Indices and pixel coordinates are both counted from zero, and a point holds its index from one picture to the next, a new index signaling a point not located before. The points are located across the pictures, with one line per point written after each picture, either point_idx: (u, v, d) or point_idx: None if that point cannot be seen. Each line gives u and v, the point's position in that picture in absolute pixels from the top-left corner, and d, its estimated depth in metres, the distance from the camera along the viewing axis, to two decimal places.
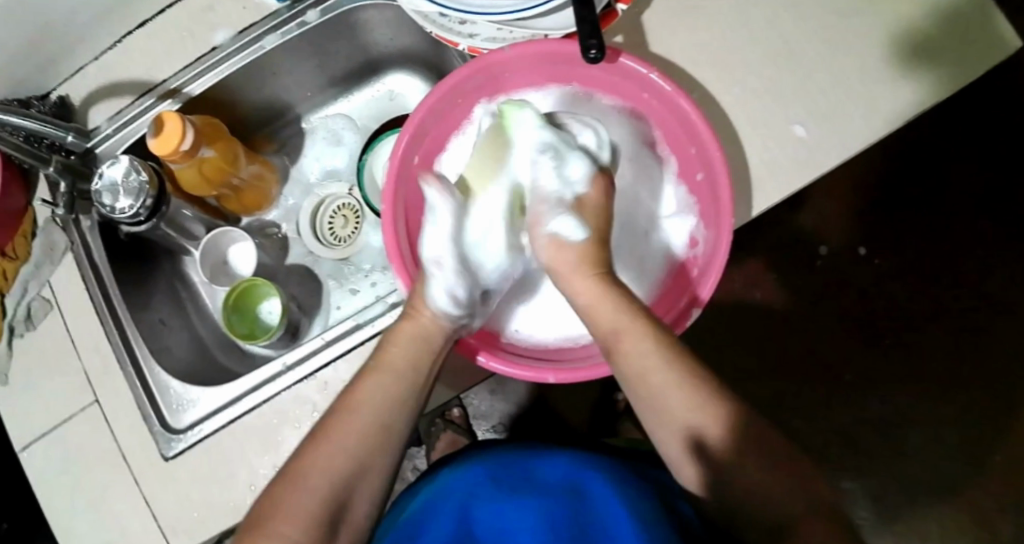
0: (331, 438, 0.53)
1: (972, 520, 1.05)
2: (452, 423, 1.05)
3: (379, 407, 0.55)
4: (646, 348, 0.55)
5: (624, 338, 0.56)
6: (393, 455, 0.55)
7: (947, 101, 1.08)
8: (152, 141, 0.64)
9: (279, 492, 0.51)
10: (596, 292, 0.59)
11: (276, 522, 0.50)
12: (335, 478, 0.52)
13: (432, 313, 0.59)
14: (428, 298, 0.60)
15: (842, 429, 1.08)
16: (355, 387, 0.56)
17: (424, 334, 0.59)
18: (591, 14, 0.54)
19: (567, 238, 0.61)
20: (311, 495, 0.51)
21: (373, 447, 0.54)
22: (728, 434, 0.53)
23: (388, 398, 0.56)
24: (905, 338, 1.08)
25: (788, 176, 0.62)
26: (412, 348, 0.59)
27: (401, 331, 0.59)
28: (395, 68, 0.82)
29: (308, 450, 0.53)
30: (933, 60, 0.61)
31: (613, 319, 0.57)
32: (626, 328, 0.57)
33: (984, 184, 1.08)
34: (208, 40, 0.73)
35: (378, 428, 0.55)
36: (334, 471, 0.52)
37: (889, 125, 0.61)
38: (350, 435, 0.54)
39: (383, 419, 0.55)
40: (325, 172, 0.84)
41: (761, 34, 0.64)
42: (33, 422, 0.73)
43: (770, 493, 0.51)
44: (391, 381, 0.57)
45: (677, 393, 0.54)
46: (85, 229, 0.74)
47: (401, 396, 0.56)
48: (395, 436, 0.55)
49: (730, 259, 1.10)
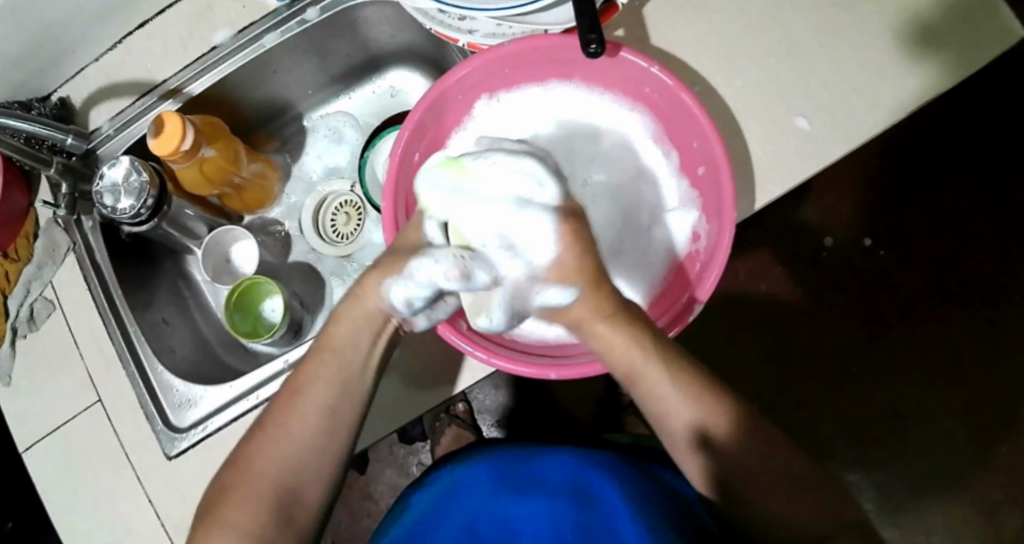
0: (276, 428, 0.56)
1: (978, 511, 1.04)
2: (456, 418, 1.07)
3: (317, 394, 0.57)
4: (663, 382, 0.55)
5: (643, 373, 0.55)
6: (338, 437, 0.57)
7: (953, 91, 1.07)
8: (152, 141, 0.64)
9: (230, 479, 0.55)
10: (607, 333, 0.56)
11: (227, 511, 0.54)
12: (278, 465, 0.55)
13: (386, 297, 0.58)
14: (387, 288, 0.58)
15: (847, 422, 1.08)
16: (299, 374, 0.58)
17: (366, 317, 0.59)
18: (591, 9, 0.54)
19: (558, 305, 0.57)
20: (255, 482, 0.54)
21: (316, 435, 0.56)
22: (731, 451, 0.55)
23: (330, 387, 0.57)
24: (911, 330, 1.08)
25: (791, 169, 0.62)
26: (350, 332, 0.59)
27: (345, 313, 0.59)
28: (395, 64, 0.81)
29: (255, 438, 0.56)
30: (937, 52, 0.60)
31: (630, 357, 0.55)
32: (643, 363, 0.55)
33: (990, 175, 1.07)
34: (207, 40, 0.73)
35: (319, 415, 0.56)
36: (276, 459, 0.55)
37: (893, 117, 0.61)
38: (293, 425, 0.56)
39: (326, 406, 0.56)
40: (327, 170, 0.84)
41: (763, 27, 0.63)
42: (36, 422, 0.73)
43: (783, 520, 0.53)
44: (329, 366, 0.57)
45: (692, 416, 0.55)
46: (87, 230, 0.74)
47: (343, 381, 0.57)
48: (340, 422, 0.57)
49: (734, 252, 1.10)
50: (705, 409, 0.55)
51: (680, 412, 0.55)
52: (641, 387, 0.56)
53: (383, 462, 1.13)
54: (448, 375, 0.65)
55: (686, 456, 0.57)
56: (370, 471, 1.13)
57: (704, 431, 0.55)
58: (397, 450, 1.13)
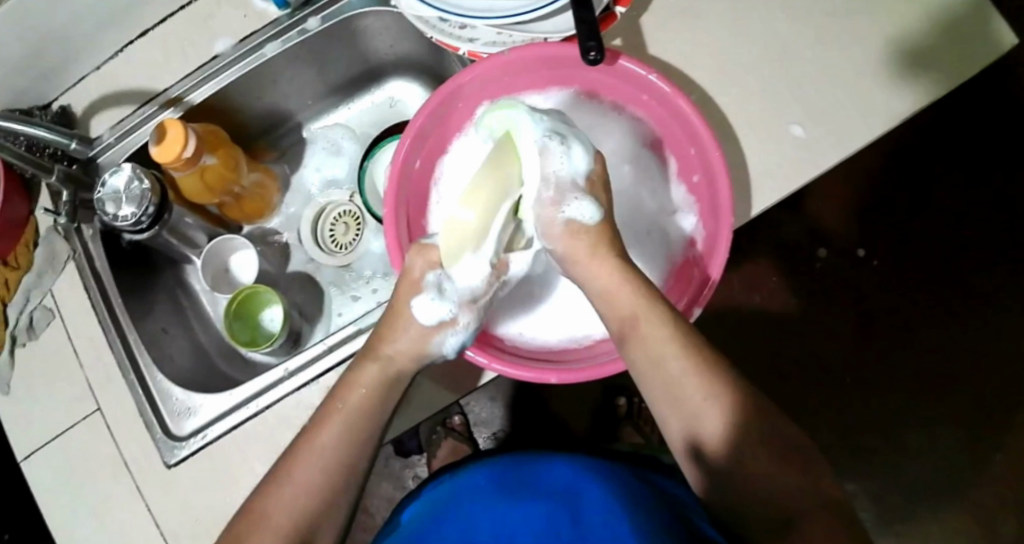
0: (292, 480, 0.54)
1: (976, 519, 1.05)
2: (453, 431, 1.05)
3: (338, 451, 0.55)
4: (660, 329, 0.54)
5: (643, 323, 0.55)
6: (352, 492, 0.57)
7: (945, 101, 1.09)
8: (154, 148, 0.64)
9: (245, 529, 0.53)
10: (609, 270, 0.57)
11: None
12: (297, 519, 0.53)
13: (433, 350, 0.59)
14: (437, 341, 0.59)
15: (844, 431, 1.08)
16: (315, 429, 0.57)
17: (387, 378, 0.59)
18: (591, 17, 0.55)
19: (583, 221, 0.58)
20: (273, 535, 0.53)
21: (333, 489, 0.55)
22: (724, 423, 0.53)
23: (348, 445, 0.56)
24: (905, 338, 1.08)
25: (788, 175, 0.63)
26: (371, 394, 0.58)
27: (361, 376, 0.59)
28: (395, 75, 0.82)
29: (269, 492, 0.54)
30: (928, 59, 0.62)
31: (628, 295, 0.56)
32: (641, 309, 0.55)
33: (982, 183, 1.08)
34: (208, 50, 0.74)
35: (339, 471, 0.55)
36: (297, 513, 0.53)
37: (886, 123, 0.62)
38: (314, 481, 0.54)
39: (345, 461, 0.56)
40: (325, 182, 0.85)
41: (759, 35, 0.65)
42: (34, 431, 0.72)
43: (775, 487, 0.51)
44: (348, 426, 0.56)
45: (690, 385, 0.53)
46: (87, 238, 0.74)
47: (358, 441, 0.56)
48: (355, 477, 0.56)
49: (730, 262, 1.11)
50: (706, 405, 0.53)
51: (695, 397, 0.53)
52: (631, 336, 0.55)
53: (378, 475, 1.12)
54: (448, 380, 0.65)
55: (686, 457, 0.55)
56: (365, 484, 1.12)
57: (694, 400, 0.53)
58: (393, 463, 1.12)
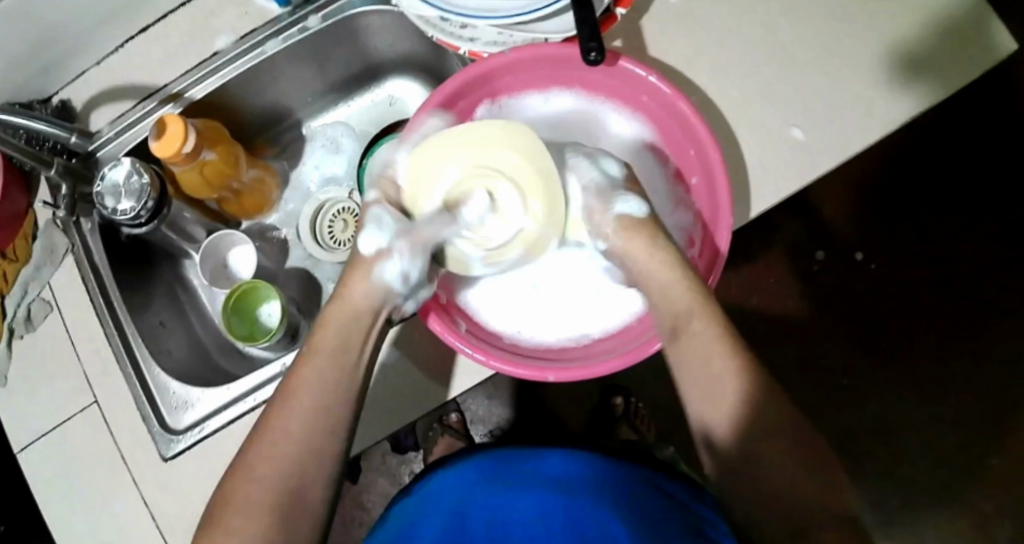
0: (271, 431, 0.53)
1: (970, 522, 1.05)
2: (449, 429, 1.05)
3: (314, 393, 0.54)
4: (704, 330, 0.55)
5: (690, 316, 0.55)
6: (337, 437, 0.54)
7: (946, 105, 1.09)
8: (154, 143, 0.64)
9: (230, 488, 0.52)
10: (669, 272, 0.57)
11: (226, 514, 0.51)
12: (279, 468, 0.52)
13: (375, 282, 0.59)
14: (379, 272, 0.59)
15: (839, 434, 1.08)
16: (291, 374, 0.56)
17: (353, 314, 0.58)
18: (591, 18, 0.55)
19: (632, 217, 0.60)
20: (259, 484, 0.51)
21: (313, 432, 0.53)
22: (754, 424, 0.52)
23: (320, 386, 0.54)
24: (902, 341, 1.09)
25: (786, 179, 0.63)
26: (340, 331, 0.57)
27: (331, 313, 0.58)
28: (395, 73, 0.83)
29: (250, 447, 0.53)
30: (927, 64, 0.62)
31: (679, 297, 0.56)
32: (691, 308, 0.56)
33: (981, 187, 1.08)
34: (210, 46, 0.74)
35: (316, 414, 0.54)
36: (277, 460, 0.52)
37: (885, 127, 0.62)
38: (292, 428, 0.53)
39: (320, 402, 0.54)
40: (325, 179, 0.85)
41: (759, 38, 0.65)
42: (33, 423, 0.72)
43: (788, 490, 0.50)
44: (319, 367, 0.55)
45: (725, 382, 0.53)
46: (85, 231, 0.74)
47: (331, 381, 0.55)
48: (336, 419, 0.54)
49: (727, 263, 1.11)
50: (739, 403, 0.52)
51: (726, 399, 0.52)
52: (680, 334, 0.56)
53: (375, 471, 1.12)
54: (443, 379, 0.65)
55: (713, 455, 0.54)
56: (362, 481, 1.12)
57: (725, 395, 0.52)
58: (390, 460, 1.12)
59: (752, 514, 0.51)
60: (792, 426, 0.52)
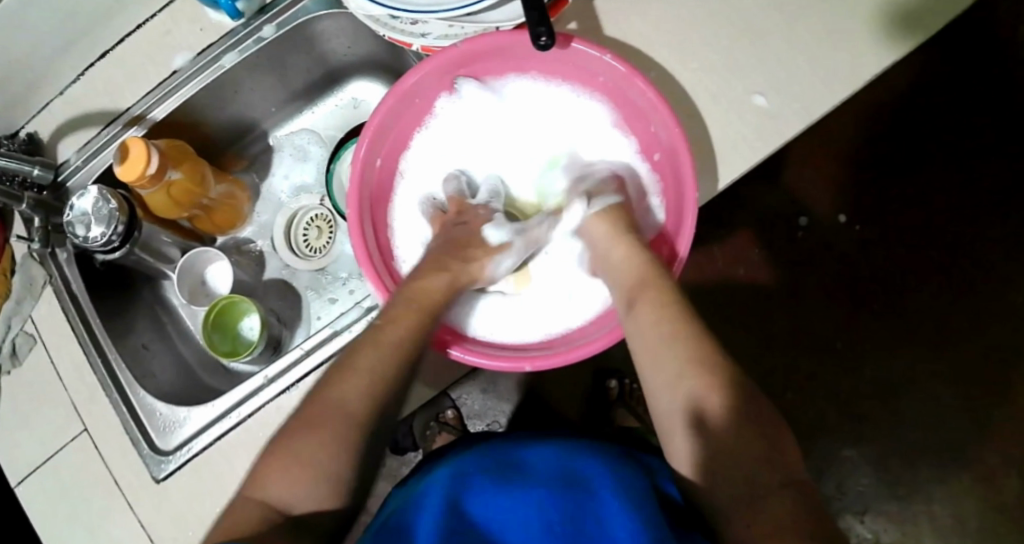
0: (353, 372, 0.57)
1: (976, 474, 1.05)
2: (446, 425, 1.04)
3: (400, 344, 0.59)
4: (655, 309, 0.58)
5: (642, 295, 0.60)
6: (404, 387, 0.59)
7: (917, 61, 1.09)
8: (117, 167, 0.64)
9: (307, 418, 0.56)
10: (628, 258, 0.62)
11: (301, 440, 0.54)
12: (354, 408, 0.56)
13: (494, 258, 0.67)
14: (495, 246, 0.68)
15: (839, 398, 1.08)
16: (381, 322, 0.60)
17: (463, 279, 0.65)
18: (539, 3, 0.55)
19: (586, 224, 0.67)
20: (341, 419, 0.55)
21: (390, 380, 0.58)
22: (717, 404, 0.54)
23: (405, 340, 0.59)
24: (894, 300, 1.08)
25: (752, 147, 0.62)
26: (433, 290, 0.62)
27: (436, 268, 0.64)
28: (357, 76, 0.82)
29: (328, 383, 0.57)
30: (881, 20, 0.62)
31: (636, 280, 0.60)
32: (645, 288, 0.60)
33: (960, 139, 1.08)
34: (168, 65, 0.74)
35: (393, 363, 0.58)
36: (360, 399, 0.56)
37: (847, 86, 0.61)
38: (371, 373, 0.57)
39: (403, 352, 0.58)
40: (295, 188, 0.85)
41: (712, 8, 0.64)
42: (26, 456, 0.72)
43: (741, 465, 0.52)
44: (406, 320, 0.59)
45: (681, 361, 0.56)
46: (62, 262, 0.74)
47: (413, 336, 0.59)
48: (408, 369, 0.59)
49: (712, 237, 1.11)
50: (696, 381, 0.55)
51: (680, 376, 0.56)
52: (633, 309, 0.59)
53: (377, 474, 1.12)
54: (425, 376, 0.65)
55: (680, 437, 0.56)
56: None
57: (679, 372, 0.56)
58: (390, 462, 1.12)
59: (711, 490, 0.53)
60: (748, 406, 0.54)
